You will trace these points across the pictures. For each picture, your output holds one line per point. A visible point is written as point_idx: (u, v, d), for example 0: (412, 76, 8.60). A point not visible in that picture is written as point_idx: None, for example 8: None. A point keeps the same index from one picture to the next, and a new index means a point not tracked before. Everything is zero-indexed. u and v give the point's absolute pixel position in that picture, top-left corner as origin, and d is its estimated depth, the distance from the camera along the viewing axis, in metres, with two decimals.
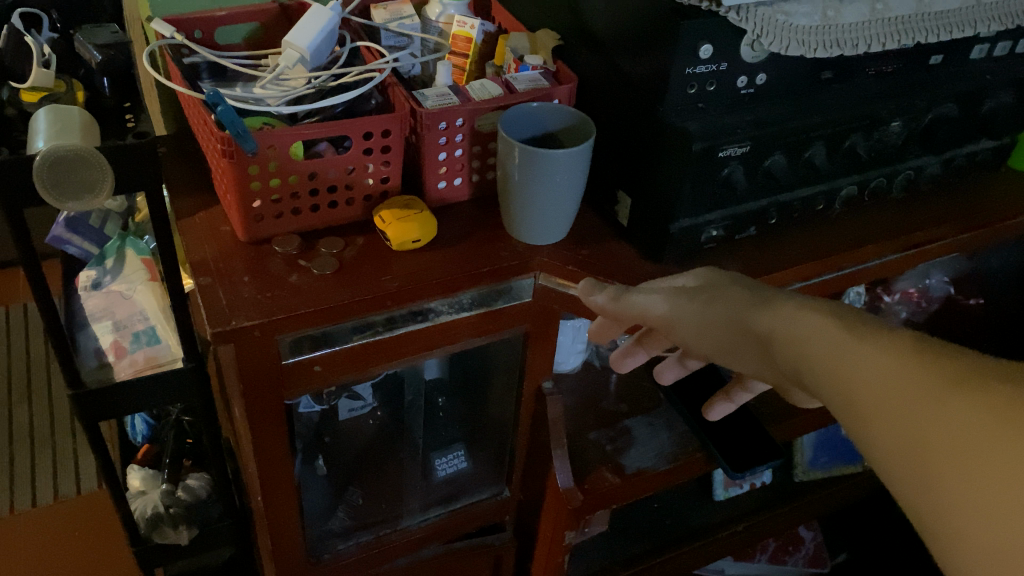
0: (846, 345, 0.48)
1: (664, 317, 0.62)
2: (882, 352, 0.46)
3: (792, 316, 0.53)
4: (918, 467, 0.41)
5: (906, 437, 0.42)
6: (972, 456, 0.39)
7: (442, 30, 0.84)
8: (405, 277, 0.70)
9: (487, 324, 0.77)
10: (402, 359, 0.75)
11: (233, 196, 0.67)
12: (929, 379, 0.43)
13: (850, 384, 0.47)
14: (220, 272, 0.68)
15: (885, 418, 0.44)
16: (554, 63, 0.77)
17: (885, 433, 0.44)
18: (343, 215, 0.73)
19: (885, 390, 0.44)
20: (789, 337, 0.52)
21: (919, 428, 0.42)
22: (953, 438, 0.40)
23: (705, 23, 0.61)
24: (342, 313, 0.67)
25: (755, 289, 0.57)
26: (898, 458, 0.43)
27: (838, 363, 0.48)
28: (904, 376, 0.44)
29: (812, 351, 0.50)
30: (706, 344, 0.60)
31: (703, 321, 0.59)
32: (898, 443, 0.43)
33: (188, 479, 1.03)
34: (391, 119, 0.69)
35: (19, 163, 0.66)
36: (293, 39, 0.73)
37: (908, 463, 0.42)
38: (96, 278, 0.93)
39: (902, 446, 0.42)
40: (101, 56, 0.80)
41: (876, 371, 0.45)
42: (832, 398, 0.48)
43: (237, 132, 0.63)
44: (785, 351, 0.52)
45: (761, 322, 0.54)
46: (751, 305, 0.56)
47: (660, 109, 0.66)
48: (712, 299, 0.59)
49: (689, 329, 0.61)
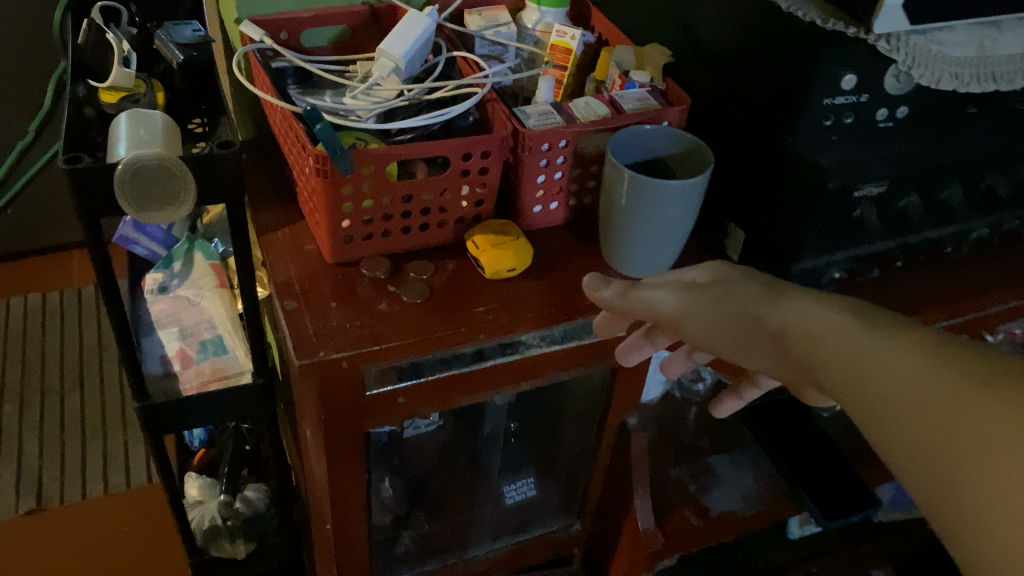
0: (873, 349, 0.41)
1: (671, 313, 0.52)
2: (914, 351, 0.40)
3: (809, 312, 0.46)
4: (960, 476, 0.36)
5: (946, 444, 0.37)
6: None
7: (539, 39, 0.79)
8: (499, 308, 0.65)
9: (578, 358, 0.72)
10: (487, 391, 0.71)
11: (324, 215, 0.63)
12: (970, 382, 0.37)
13: (874, 387, 0.41)
14: (306, 296, 0.63)
15: (918, 426, 0.38)
16: (664, 81, 0.72)
17: (916, 439, 0.38)
18: (433, 237, 0.69)
19: (919, 394, 0.39)
20: (806, 336, 0.45)
21: (958, 443, 0.36)
22: (1006, 443, 0.35)
23: (853, 51, 0.55)
24: (432, 346, 0.62)
25: (768, 282, 0.49)
26: (931, 463, 0.37)
27: (864, 368, 0.41)
28: (939, 377, 0.38)
29: (834, 357, 0.43)
30: (707, 343, 0.51)
31: (709, 316, 0.50)
32: (937, 452, 0.37)
33: (247, 489, 1.00)
34: (493, 140, 0.64)
35: (100, 171, 0.63)
36: (387, 48, 0.69)
37: (950, 473, 0.36)
38: (163, 282, 0.91)
39: (942, 455, 0.37)
40: (183, 55, 0.76)
41: (909, 373, 0.39)
42: (856, 407, 0.42)
43: (333, 151, 0.59)
44: (804, 352, 0.45)
45: (773, 317, 0.47)
46: (762, 299, 0.48)
47: (790, 140, 0.61)
48: (720, 292, 0.50)
49: (690, 324, 0.51)
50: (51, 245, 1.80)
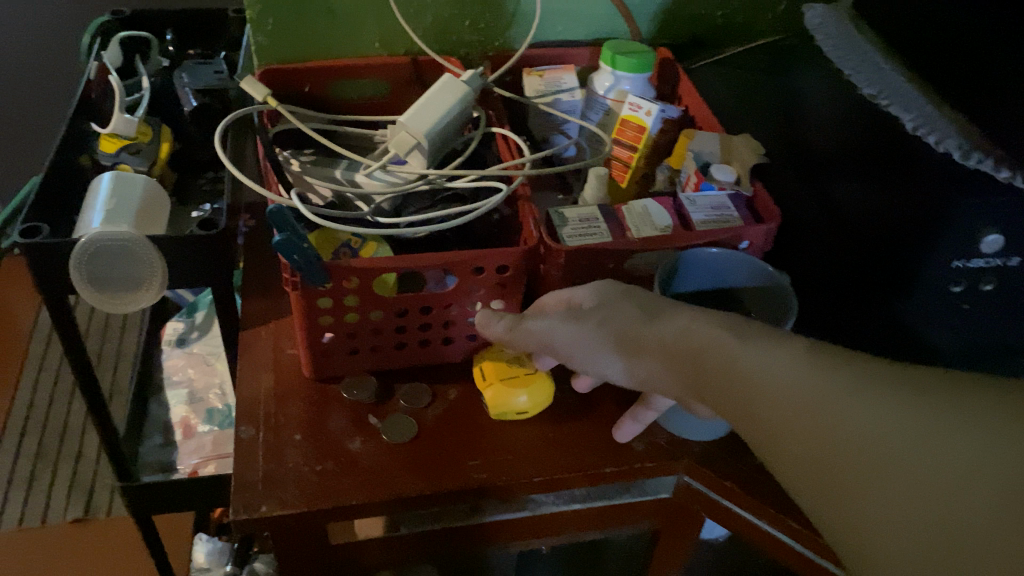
0: (755, 359, 0.39)
1: (557, 342, 0.45)
2: (795, 356, 0.38)
3: (689, 327, 0.42)
4: (861, 473, 0.34)
5: (841, 450, 0.35)
6: (919, 454, 0.33)
7: (610, 108, 0.64)
8: (498, 464, 0.51)
9: (606, 518, 0.58)
10: (490, 546, 0.58)
11: (299, 327, 0.52)
12: (852, 383, 0.36)
13: (760, 397, 0.38)
14: (269, 422, 0.52)
15: (813, 436, 0.36)
16: (752, 184, 0.56)
17: (808, 447, 0.36)
18: (438, 355, 0.56)
19: (804, 401, 0.36)
20: (687, 353, 0.41)
21: (849, 446, 0.34)
22: (895, 439, 0.34)
23: (1002, 198, 0.40)
24: (406, 505, 0.50)
25: (646, 300, 0.44)
26: (823, 471, 0.35)
27: (748, 380, 0.39)
28: (826, 382, 0.36)
29: (722, 374, 0.40)
30: (589, 369, 0.45)
31: (595, 342, 0.44)
32: (829, 460, 0.35)
33: (256, 562, 0.90)
34: (511, 253, 0.51)
35: (55, 248, 0.54)
36: (407, 121, 0.56)
37: (849, 474, 0.34)
38: (182, 334, 0.84)
39: (838, 463, 0.35)
40: (196, 102, 0.67)
41: (790, 379, 0.37)
42: (740, 423, 0.40)
43: (302, 263, 0.47)
44: (692, 371, 0.41)
45: (649, 334, 0.42)
46: (639, 320, 0.43)
47: (901, 305, 0.46)
48: (604, 315, 0.44)
49: (576, 352, 0.45)
50: None
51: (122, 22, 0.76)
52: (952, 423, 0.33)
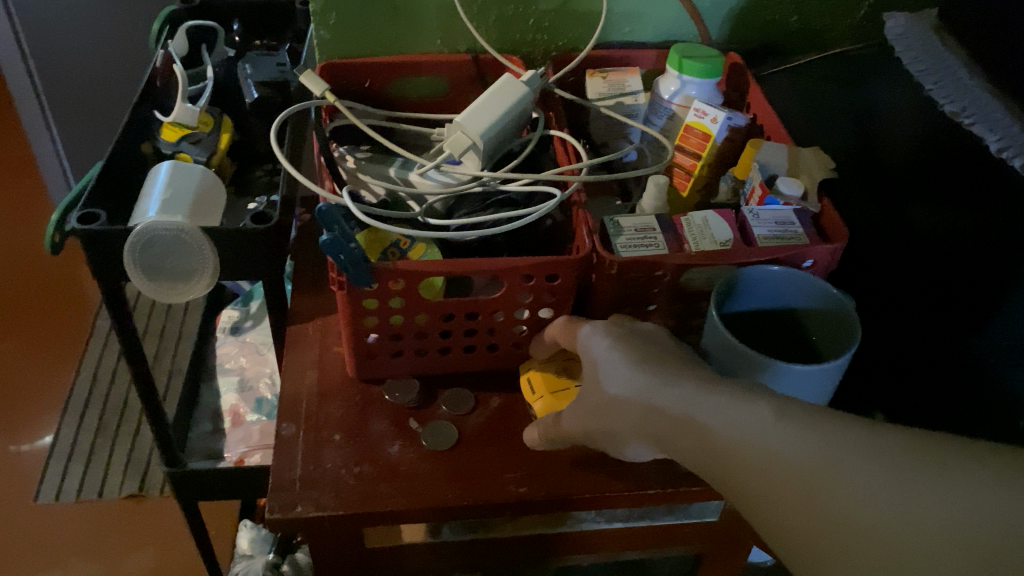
0: (732, 428, 0.38)
1: (572, 418, 0.46)
2: (765, 418, 0.37)
3: (667, 390, 0.41)
4: (853, 550, 0.34)
5: (830, 527, 0.34)
6: (907, 524, 0.33)
7: (675, 114, 0.62)
8: (538, 479, 0.50)
9: (649, 539, 0.56)
10: (528, 560, 0.57)
11: (344, 327, 0.51)
12: (828, 448, 0.35)
13: (737, 463, 0.38)
14: (310, 420, 0.52)
15: (797, 509, 0.35)
16: (820, 200, 0.54)
17: (796, 522, 0.35)
18: (483, 362, 0.55)
19: (783, 473, 0.36)
20: (670, 419, 0.41)
21: (836, 524, 0.34)
22: (880, 509, 0.33)
23: None
24: (442, 516, 0.49)
25: (625, 359, 0.43)
26: (812, 544, 0.35)
27: (728, 448, 0.38)
28: (802, 450, 0.36)
29: (705, 442, 0.39)
30: (597, 439, 0.46)
31: (597, 414, 0.44)
32: (820, 535, 0.34)
33: (299, 552, 0.90)
34: (562, 262, 0.49)
35: (110, 236, 0.54)
36: (464, 120, 0.54)
37: (839, 548, 0.34)
38: (236, 323, 0.85)
39: (826, 538, 0.34)
40: (256, 93, 0.66)
41: (768, 452, 0.36)
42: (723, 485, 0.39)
43: (349, 264, 0.46)
44: (677, 436, 0.41)
45: (633, 400, 0.42)
46: (624, 387, 0.43)
47: (976, 339, 0.44)
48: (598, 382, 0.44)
49: (584, 423, 0.46)
50: None
51: (191, 10, 0.77)
52: (937, 488, 0.33)
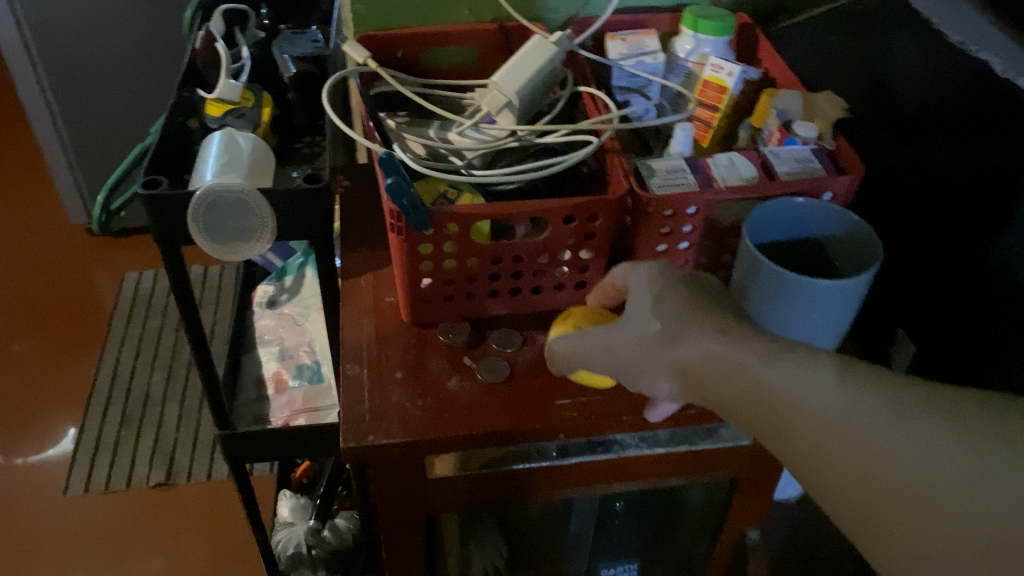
0: (786, 383, 0.41)
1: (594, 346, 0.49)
2: (821, 377, 0.40)
3: (713, 344, 0.44)
4: (889, 492, 0.37)
5: (874, 472, 0.37)
6: (931, 486, 0.36)
7: (691, 71, 0.66)
8: (589, 405, 0.54)
9: (687, 465, 0.60)
10: (573, 490, 0.60)
11: (400, 273, 0.55)
12: (872, 409, 0.38)
13: (783, 415, 0.41)
14: (373, 362, 0.56)
15: (833, 459, 0.39)
16: (834, 139, 0.58)
17: (838, 463, 0.38)
18: (528, 304, 0.59)
19: (823, 425, 0.39)
20: (715, 371, 0.43)
21: (878, 470, 0.37)
22: (924, 460, 0.36)
23: None
24: (503, 441, 0.53)
25: (673, 316, 0.46)
26: (839, 488, 0.38)
27: (780, 399, 0.41)
28: (849, 406, 0.39)
29: (753, 393, 0.42)
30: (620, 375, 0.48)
31: (627, 348, 0.47)
32: (862, 477, 0.37)
33: (338, 517, 0.94)
34: (602, 202, 0.53)
35: (175, 199, 0.57)
36: (501, 80, 0.58)
37: (862, 496, 0.37)
38: (273, 296, 0.88)
39: (855, 484, 0.38)
40: (294, 69, 0.70)
41: (821, 403, 0.39)
42: (766, 432, 0.42)
43: (408, 209, 0.50)
44: (720, 386, 0.43)
45: (675, 354, 0.45)
46: (666, 329, 0.45)
47: (991, 249, 0.47)
48: (632, 331, 0.47)
49: (609, 354, 0.48)
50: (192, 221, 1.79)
51: None
52: (978, 448, 0.35)
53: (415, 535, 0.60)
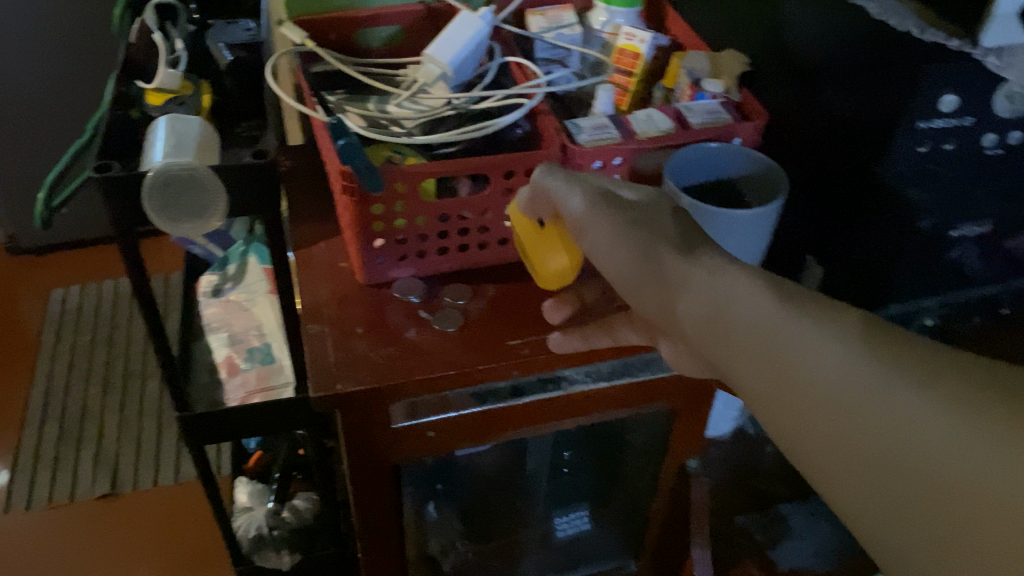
0: (790, 334, 0.36)
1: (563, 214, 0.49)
2: (834, 337, 0.35)
3: (714, 280, 0.40)
4: (882, 465, 0.31)
5: (872, 443, 0.32)
6: (937, 476, 0.30)
7: (607, 42, 0.72)
8: (538, 343, 0.59)
9: (630, 397, 0.65)
10: (527, 429, 0.65)
11: (354, 235, 0.59)
12: (889, 384, 0.32)
13: (778, 368, 0.36)
14: (333, 320, 0.59)
15: (829, 432, 0.33)
16: (739, 92, 0.64)
17: (832, 422, 0.33)
18: (474, 259, 0.64)
19: (822, 395, 0.34)
20: (710, 306, 0.40)
21: (875, 438, 0.32)
22: (926, 439, 0.30)
23: (958, 68, 0.46)
24: (463, 380, 0.57)
25: (685, 235, 0.43)
26: (831, 466, 0.33)
27: (777, 351, 0.36)
28: (857, 376, 0.33)
29: (750, 342, 0.38)
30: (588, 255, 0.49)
31: (589, 224, 0.46)
32: (857, 446, 0.32)
33: (295, 499, 0.96)
34: (538, 156, 0.58)
35: (129, 181, 0.60)
36: (434, 54, 0.63)
37: (857, 479, 0.32)
38: (217, 284, 0.90)
39: (845, 450, 0.33)
40: (231, 57, 0.75)
41: (827, 360, 0.34)
42: (757, 386, 0.37)
43: (360, 169, 0.54)
44: (715, 326, 0.40)
45: (673, 277, 0.42)
46: (680, 252, 0.43)
47: (880, 170, 0.51)
48: (633, 220, 0.45)
49: (578, 237, 0.48)
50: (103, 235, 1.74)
51: None
52: (989, 434, 0.29)
53: (384, 483, 0.64)
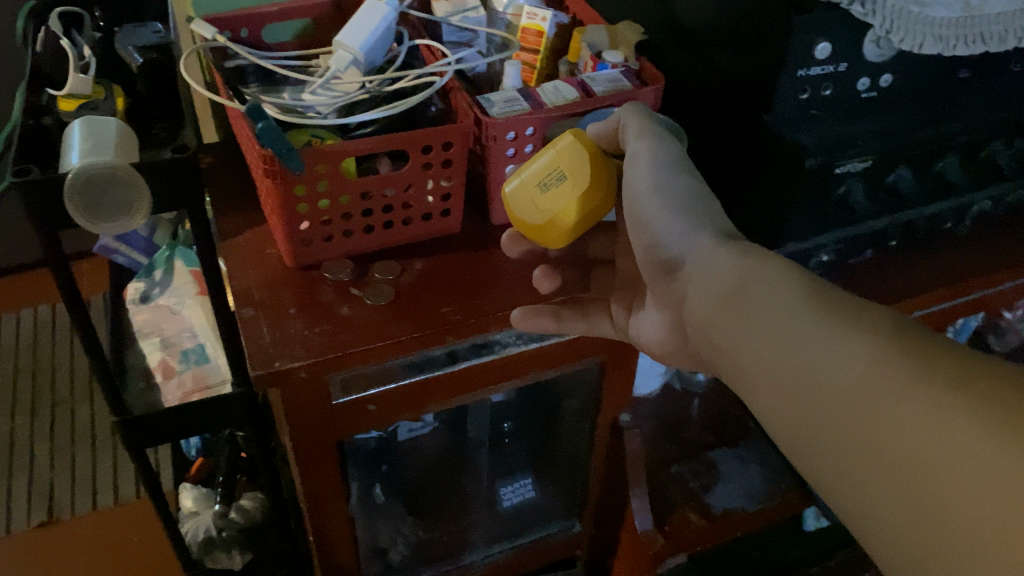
0: (811, 330, 0.38)
1: (632, 164, 0.52)
2: (852, 339, 0.36)
3: (743, 267, 0.43)
4: (881, 462, 0.34)
5: (878, 442, 0.34)
6: (945, 477, 0.32)
7: (510, 23, 0.75)
8: (468, 308, 0.62)
9: (561, 356, 0.68)
10: (464, 396, 0.67)
11: (279, 219, 0.60)
12: (902, 388, 0.34)
13: (792, 361, 0.38)
14: (265, 303, 0.61)
15: (834, 424, 0.36)
16: (637, 61, 0.68)
17: (842, 414, 0.36)
18: (400, 236, 0.66)
19: (831, 387, 0.36)
20: (730, 291, 0.43)
21: (883, 438, 0.34)
22: (930, 447, 0.32)
23: (827, 17, 0.51)
24: (399, 350, 0.59)
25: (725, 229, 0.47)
26: (837, 458, 0.36)
27: (795, 351, 0.38)
28: (880, 374, 0.35)
29: (767, 338, 0.40)
30: (630, 214, 0.53)
31: (642, 201, 0.51)
32: (866, 442, 0.34)
33: (242, 499, 0.98)
34: (453, 130, 0.60)
35: (50, 182, 0.60)
36: (344, 39, 0.65)
37: (856, 472, 0.35)
38: (144, 291, 0.89)
39: (851, 442, 0.35)
40: (141, 58, 0.75)
41: (846, 358, 0.36)
42: (765, 376, 0.40)
43: (281, 151, 0.55)
44: (734, 320, 0.42)
45: (699, 268, 0.46)
46: (708, 249, 0.46)
47: (766, 117, 0.56)
48: (680, 203, 0.49)
49: (630, 203, 0.52)
50: (19, 265, 1.69)
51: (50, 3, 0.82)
52: (993, 450, 0.31)
53: (329, 461, 0.65)
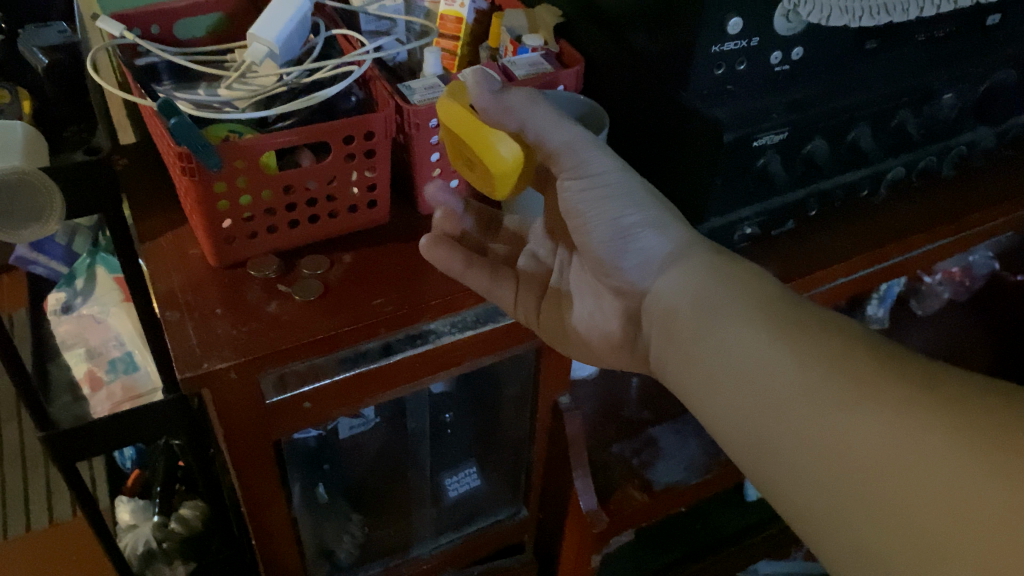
0: (777, 350, 0.44)
1: (575, 182, 0.53)
2: (815, 358, 0.42)
3: (713, 292, 0.49)
4: (835, 464, 0.39)
5: (832, 447, 0.39)
6: (892, 477, 0.37)
7: (428, 10, 0.75)
8: (400, 299, 0.61)
9: (497, 341, 0.68)
10: (401, 387, 0.66)
11: (200, 218, 0.59)
12: (857, 399, 0.39)
13: (756, 375, 0.44)
14: (190, 305, 0.59)
15: (793, 430, 0.41)
16: (557, 43, 0.69)
17: (801, 423, 0.41)
18: (326, 230, 0.65)
19: (791, 398, 0.42)
20: (699, 315, 0.49)
21: (835, 443, 0.39)
22: (880, 451, 0.37)
23: None
24: (331, 345, 0.58)
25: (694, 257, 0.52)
26: (799, 463, 0.41)
27: (761, 366, 0.44)
28: (837, 388, 0.40)
29: (734, 354, 0.46)
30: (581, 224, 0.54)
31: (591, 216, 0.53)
32: (822, 446, 0.40)
33: (182, 508, 0.96)
34: (375, 119, 0.60)
35: None
36: (258, 32, 0.63)
37: (811, 472, 0.40)
38: (66, 301, 0.87)
39: (808, 446, 0.40)
40: (46, 59, 0.69)
41: (807, 373, 0.42)
42: (729, 389, 0.45)
43: (196, 147, 0.54)
44: (703, 340, 0.48)
45: (669, 292, 0.51)
46: (678, 276, 0.51)
47: (684, 94, 0.57)
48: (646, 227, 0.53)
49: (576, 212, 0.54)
50: None
51: None
52: (937, 455, 0.36)
53: (267, 461, 0.64)
